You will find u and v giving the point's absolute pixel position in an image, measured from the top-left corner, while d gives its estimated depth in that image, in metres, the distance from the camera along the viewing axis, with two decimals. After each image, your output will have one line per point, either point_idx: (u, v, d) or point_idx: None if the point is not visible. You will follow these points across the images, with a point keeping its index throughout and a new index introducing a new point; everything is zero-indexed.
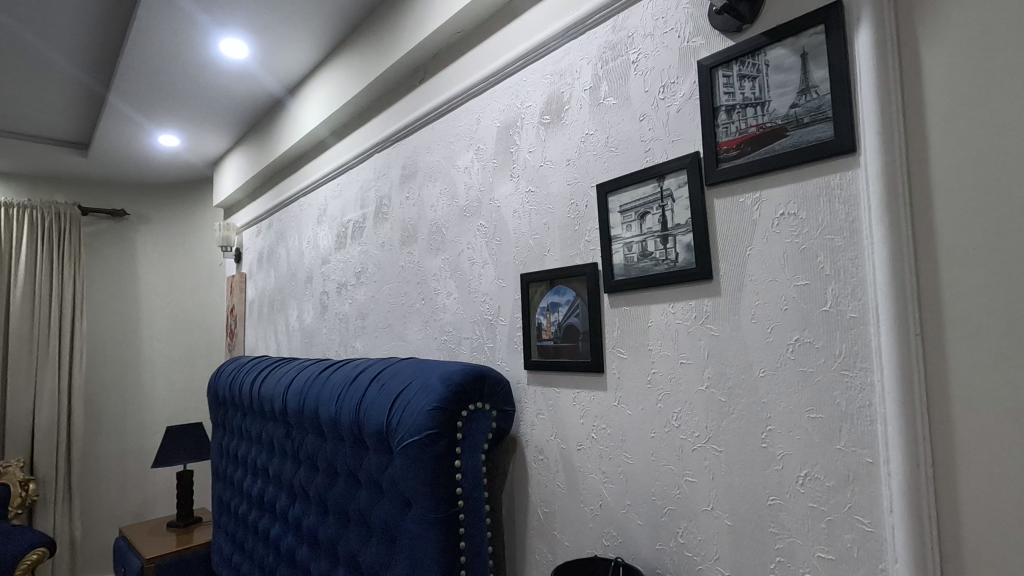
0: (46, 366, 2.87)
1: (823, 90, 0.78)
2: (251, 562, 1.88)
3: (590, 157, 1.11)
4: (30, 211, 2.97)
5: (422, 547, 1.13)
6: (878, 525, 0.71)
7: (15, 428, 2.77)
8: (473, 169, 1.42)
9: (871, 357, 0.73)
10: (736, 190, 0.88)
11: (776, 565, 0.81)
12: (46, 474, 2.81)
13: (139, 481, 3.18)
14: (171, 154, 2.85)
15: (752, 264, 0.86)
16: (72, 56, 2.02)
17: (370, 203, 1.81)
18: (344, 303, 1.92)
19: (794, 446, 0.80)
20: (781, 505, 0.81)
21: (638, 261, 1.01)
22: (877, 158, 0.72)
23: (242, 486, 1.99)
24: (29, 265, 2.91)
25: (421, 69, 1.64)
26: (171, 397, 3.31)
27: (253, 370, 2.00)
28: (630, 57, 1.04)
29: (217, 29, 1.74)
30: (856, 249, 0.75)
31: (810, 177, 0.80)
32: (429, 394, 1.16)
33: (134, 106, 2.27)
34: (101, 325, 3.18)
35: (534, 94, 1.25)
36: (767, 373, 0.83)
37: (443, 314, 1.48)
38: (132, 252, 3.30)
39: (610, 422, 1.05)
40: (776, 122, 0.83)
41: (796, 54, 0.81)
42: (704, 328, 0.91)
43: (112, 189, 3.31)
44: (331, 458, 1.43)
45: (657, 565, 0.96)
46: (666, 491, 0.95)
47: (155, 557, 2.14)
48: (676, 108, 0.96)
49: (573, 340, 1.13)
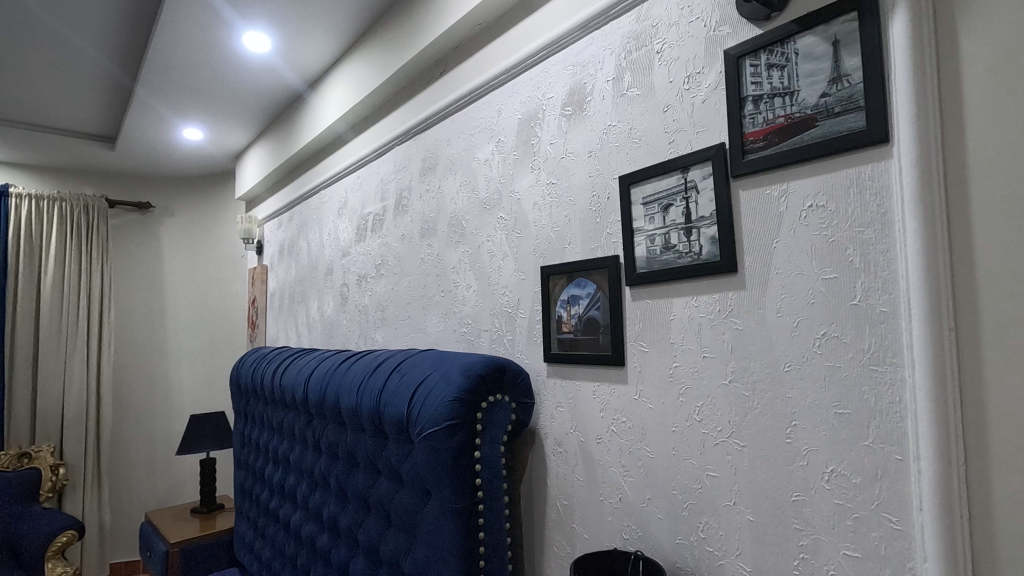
0: (75, 353, 2.95)
1: (856, 78, 0.76)
2: (273, 549, 1.92)
3: (613, 148, 1.10)
4: (59, 203, 3.04)
5: (442, 536, 1.13)
6: (907, 523, 0.70)
7: (46, 414, 2.86)
8: (494, 161, 1.41)
9: (902, 353, 0.71)
10: (763, 180, 0.87)
11: (800, 562, 0.80)
12: (75, 459, 2.89)
13: (164, 468, 3.26)
14: (194, 147, 2.90)
15: (779, 257, 0.84)
16: (101, 48, 2.06)
17: (391, 196, 1.82)
18: (364, 295, 1.94)
19: (821, 442, 0.78)
20: (805, 501, 0.80)
21: (661, 254, 1.00)
22: (911, 148, 0.70)
23: (264, 474, 2.03)
24: (59, 256, 2.98)
25: (442, 62, 1.64)
26: (194, 387, 3.38)
27: (275, 360, 2.03)
28: (654, 46, 1.03)
29: (242, 22, 1.76)
30: (888, 242, 0.73)
31: (840, 167, 0.78)
32: (449, 386, 1.17)
33: (162, 100, 2.31)
34: (127, 314, 3.26)
35: (556, 85, 1.24)
36: (791, 368, 0.82)
37: (462, 306, 1.49)
38: (158, 244, 3.37)
39: (630, 415, 1.05)
40: (805, 112, 0.81)
41: (827, 42, 0.79)
42: (728, 321, 0.90)
43: (138, 180, 3.38)
44: (351, 447, 1.44)
45: (677, 560, 0.96)
46: (688, 485, 0.95)
47: (180, 542, 2.19)
48: (701, 99, 0.95)
49: (593, 333, 1.12)
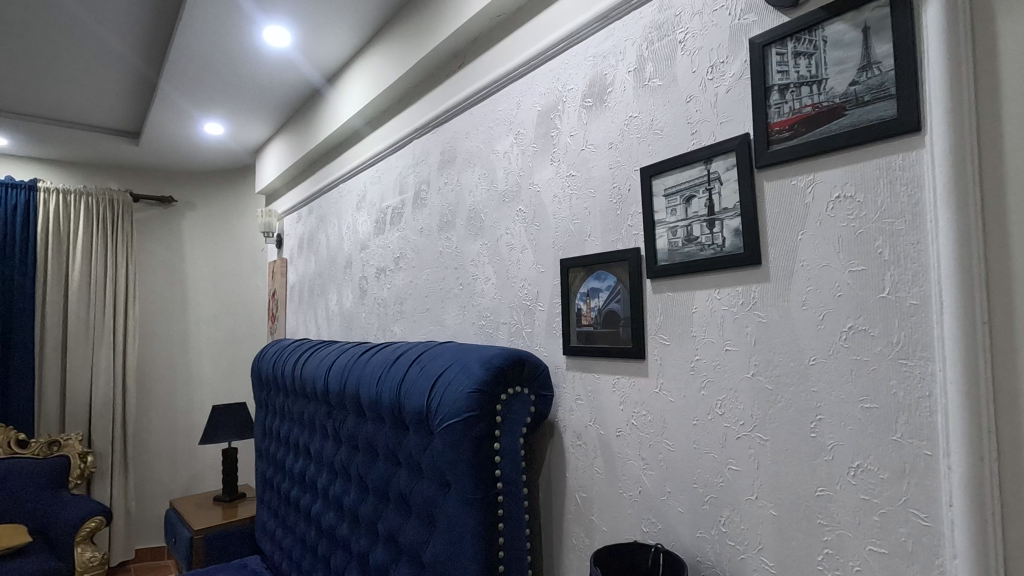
0: (101, 344, 3.02)
1: (887, 65, 0.74)
2: (294, 537, 1.95)
3: (634, 139, 1.09)
4: (86, 197, 3.11)
5: (462, 527, 1.14)
6: (936, 519, 0.69)
7: (75, 403, 2.94)
8: (513, 154, 1.41)
9: (933, 346, 0.70)
10: (789, 172, 0.85)
11: (825, 558, 0.79)
12: (103, 447, 2.97)
13: (187, 457, 3.33)
14: (216, 142, 2.94)
15: (804, 248, 0.83)
16: (127, 43, 2.09)
17: (409, 189, 1.83)
18: (383, 288, 1.95)
19: (847, 437, 0.77)
20: (831, 496, 0.79)
21: (682, 246, 0.99)
22: (945, 136, 0.68)
23: (285, 464, 2.06)
24: (85, 250, 3.05)
25: (461, 54, 1.63)
26: (215, 378, 3.43)
27: (295, 352, 2.06)
28: (677, 36, 1.01)
29: (263, 16, 1.77)
30: (918, 233, 0.72)
31: (869, 157, 0.77)
32: (469, 377, 1.17)
33: (185, 95, 2.34)
34: (151, 307, 3.33)
35: (575, 77, 1.23)
36: (816, 362, 0.81)
37: (481, 299, 1.49)
38: (180, 238, 3.43)
39: (650, 409, 1.04)
40: (833, 101, 0.80)
41: (857, 29, 0.78)
42: (751, 314, 0.89)
43: (161, 175, 3.43)
44: (371, 438, 1.46)
45: (698, 553, 0.95)
46: (709, 480, 0.94)
47: (204, 529, 2.24)
48: (725, 89, 0.94)
49: (613, 326, 1.12)
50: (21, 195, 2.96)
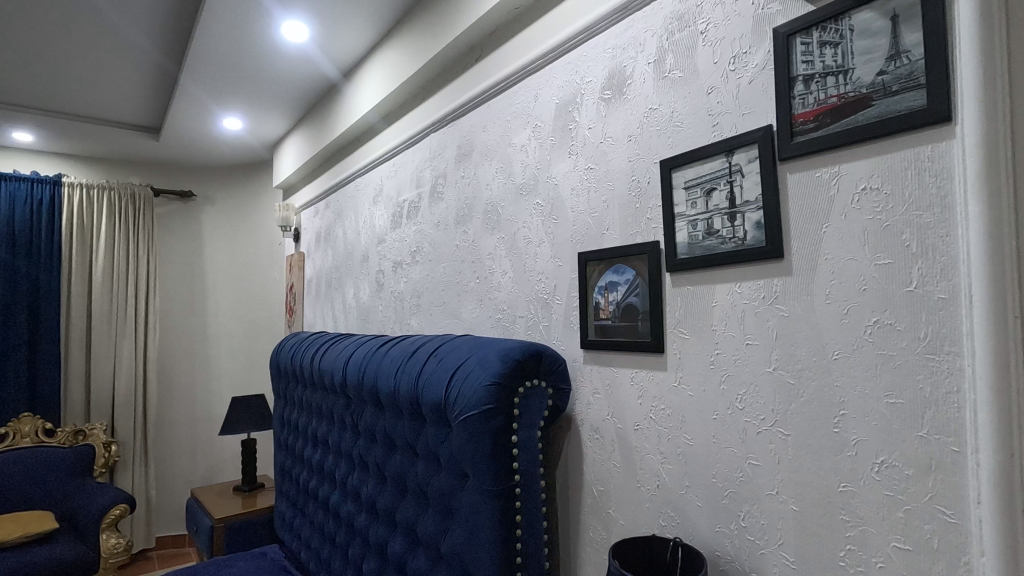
0: (124, 336, 3.08)
1: (916, 54, 0.73)
2: (313, 527, 1.97)
3: (653, 132, 1.08)
4: (108, 192, 3.16)
5: (480, 518, 1.15)
6: (963, 516, 0.68)
7: (98, 393, 3.01)
8: (531, 147, 1.40)
9: (961, 341, 0.69)
10: (813, 163, 0.84)
11: (847, 554, 0.79)
12: (125, 437, 3.04)
13: (206, 447, 3.38)
14: (234, 137, 2.96)
15: (829, 241, 0.82)
16: (150, 38, 2.12)
17: (426, 183, 1.83)
18: (400, 281, 1.96)
19: (871, 432, 0.76)
20: (853, 492, 0.78)
21: (703, 239, 0.98)
22: (977, 126, 0.67)
23: (304, 456, 2.08)
24: (108, 243, 3.11)
25: (478, 47, 1.62)
26: (234, 370, 3.47)
27: (313, 345, 2.08)
28: (698, 27, 1.00)
29: (282, 11, 1.78)
30: (947, 226, 0.70)
31: (897, 149, 0.75)
32: (487, 370, 1.18)
33: (205, 90, 2.36)
34: (171, 300, 3.39)
35: (594, 69, 1.22)
36: (840, 356, 0.80)
37: (498, 293, 1.50)
38: (199, 232, 3.48)
39: (669, 403, 1.04)
40: (860, 91, 0.78)
41: (885, 17, 0.76)
42: (773, 308, 0.89)
43: (180, 170, 3.48)
44: (390, 429, 1.47)
45: (717, 548, 0.95)
46: (728, 474, 0.94)
47: (224, 518, 2.28)
48: (747, 80, 0.92)
49: (632, 320, 1.11)
50: (46, 189, 3.02)
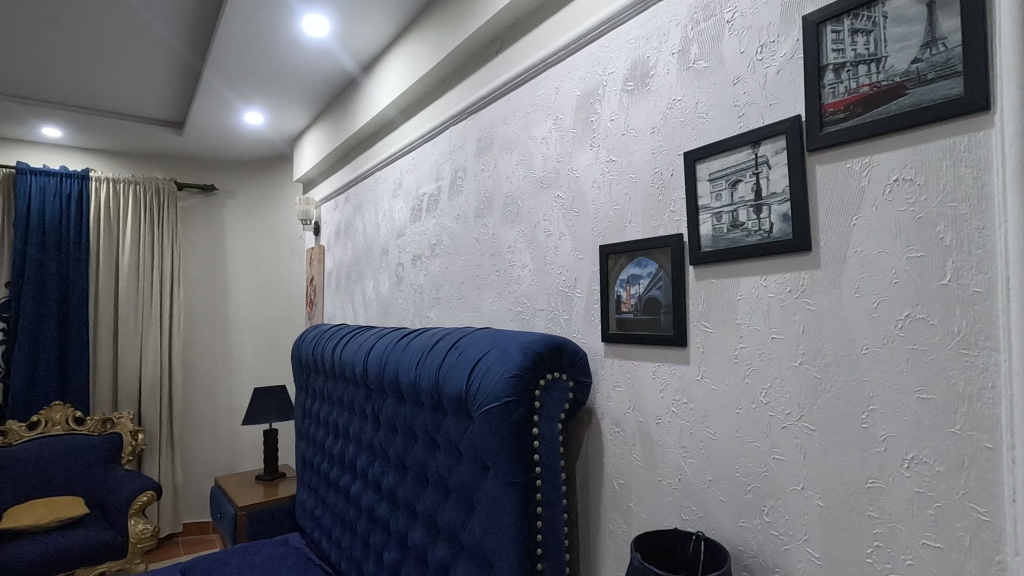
0: (149, 326, 3.15)
1: (953, 41, 0.71)
2: (334, 516, 2.00)
3: (677, 123, 1.07)
4: (134, 186, 3.23)
5: (501, 508, 1.16)
6: (996, 514, 0.67)
7: (125, 382, 3.08)
8: (552, 140, 1.40)
9: (997, 336, 0.67)
10: (843, 155, 0.83)
11: (874, 550, 0.78)
12: (151, 425, 3.11)
13: (228, 437, 3.45)
14: (255, 131, 3.00)
15: (859, 234, 0.80)
16: (175, 34, 2.16)
17: (445, 176, 1.84)
18: (419, 274, 1.98)
19: (901, 428, 0.75)
20: (882, 488, 0.77)
21: (728, 232, 0.97)
22: (1017, 115, 0.65)
23: (325, 446, 2.12)
24: (134, 237, 3.18)
25: (498, 39, 1.62)
26: (255, 362, 3.53)
27: (334, 337, 2.11)
28: (724, 16, 0.99)
29: (304, 6, 1.80)
30: (984, 218, 0.69)
31: (932, 139, 0.73)
32: (508, 362, 1.18)
33: (229, 85, 2.40)
34: (194, 292, 3.44)
35: (617, 59, 1.21)
36: (869, 350, 0.79)
37: (518, 286, 1.50)
38: (220, 226, 3.53)
39: (692, 396, 1.03)
40: (894, 80, 0.77)
41: (921, 3, 0.74)
42: (800, 302, 0.87)
43: (202, 164, 3.53)
44: (410, 421, 1.48)
45: (739, 543, 0.94)
46: (752, 469, 0.93)
47: (247, 506, 2.33)
48: (775, 70, 0.91)
49: (653, 313, 1.11)
50: (74, 184, 3.09)
